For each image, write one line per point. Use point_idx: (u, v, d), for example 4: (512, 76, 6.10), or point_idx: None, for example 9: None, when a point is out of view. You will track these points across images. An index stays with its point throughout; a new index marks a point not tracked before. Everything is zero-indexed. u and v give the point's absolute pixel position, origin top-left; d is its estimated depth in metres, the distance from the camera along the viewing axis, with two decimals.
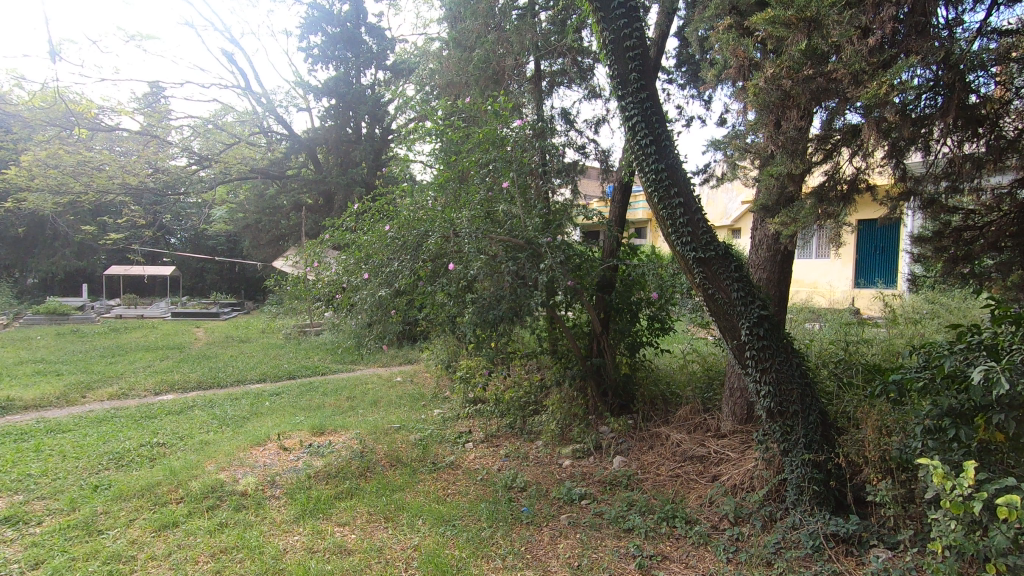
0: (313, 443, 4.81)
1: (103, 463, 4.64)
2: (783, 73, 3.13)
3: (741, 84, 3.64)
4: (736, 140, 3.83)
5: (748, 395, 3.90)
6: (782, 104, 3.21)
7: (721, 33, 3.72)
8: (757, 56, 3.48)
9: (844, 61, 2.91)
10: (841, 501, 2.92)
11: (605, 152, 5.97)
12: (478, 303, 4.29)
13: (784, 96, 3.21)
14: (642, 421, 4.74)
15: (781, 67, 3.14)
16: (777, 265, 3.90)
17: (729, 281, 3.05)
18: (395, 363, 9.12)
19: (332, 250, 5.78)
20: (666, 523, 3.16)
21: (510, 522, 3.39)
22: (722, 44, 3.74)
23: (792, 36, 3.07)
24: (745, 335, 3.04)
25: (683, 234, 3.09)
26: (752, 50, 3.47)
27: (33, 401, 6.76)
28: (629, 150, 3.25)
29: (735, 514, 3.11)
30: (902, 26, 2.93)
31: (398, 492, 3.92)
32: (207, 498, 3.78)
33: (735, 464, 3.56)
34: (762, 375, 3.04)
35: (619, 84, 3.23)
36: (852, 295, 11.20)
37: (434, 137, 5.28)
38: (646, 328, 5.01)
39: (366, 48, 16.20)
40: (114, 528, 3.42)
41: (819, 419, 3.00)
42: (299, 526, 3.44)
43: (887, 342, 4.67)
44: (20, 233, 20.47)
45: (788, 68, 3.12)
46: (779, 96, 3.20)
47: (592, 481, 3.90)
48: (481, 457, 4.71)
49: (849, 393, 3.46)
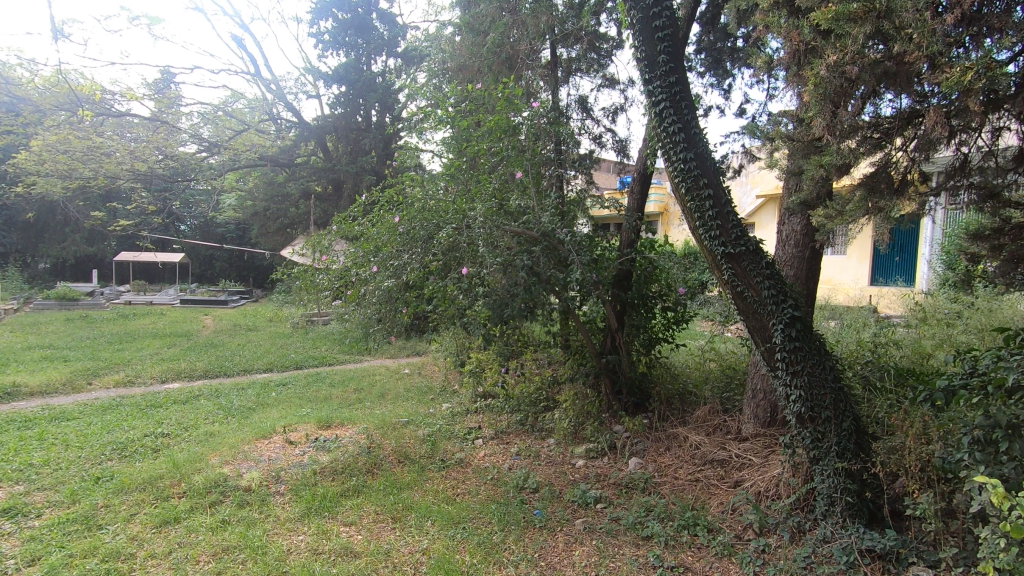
0: (319, 436, 4.70)
1: (106, 453, 4.56)
2: (848, 59, 2.89)
3: (791, 71, 3.40)
4: (778, 131, 3.61)
5: (772, 397, 3.74)
6: (845, 93, 2.98)
7: (767, 15, 3.49)
8: (810, 40, 3.24)
9: (916, 46, 2.68)
10: (876, 513, 2.76)
11: (621, 142, 5.77)
12: (493, 298, 4.14)
13: (846, 84, 2.97)
14: (657, 421, 4.58)
15: (845, 53, 2.91)
16: (806, 262, 3.73)
17: (760, 278, 2.87)
18: (403, 355, 9.02)
19: (341, 240, 5.64)
20: (687, 532, 3.01)
21: (522, 525, 3.26)
22: (768, 26, 3.51)
23: (854, 16, 2.83)
24: (776, 336, 2.86)
25: (712, 228, 2.91)
26: (805, 33, 3.24)
27: (39, 387, 6.72)
28: (656, 138, 3.06)
29: (761, 524, 2.94)
30: (981, 7, 2.69)
31: (406, 491, 3.80)
32: (210, 493, 3.67)
33: (758, 471, 3.39)
34: (793, 379, 2.87)
35: (646, 67, 3.04)
36: (870, 292, 10.95)
37: (446, 124, 5.09)
38: (664, 324, 4.86)
39: (377, 35, 15.93)
40: (114, 523, 3.33)
41: (852, 425, 2.83)
42: (304, 524, 3.33)
43: (918, 344, 4.48)
44: (31, 219, 20.57)
45: (852, 54, 2.89)
46: (841, 85, 2.97)
47: (608, 484, 3.76)
48: (491, 454, 4.58)
49: (882, 398, 3.29)
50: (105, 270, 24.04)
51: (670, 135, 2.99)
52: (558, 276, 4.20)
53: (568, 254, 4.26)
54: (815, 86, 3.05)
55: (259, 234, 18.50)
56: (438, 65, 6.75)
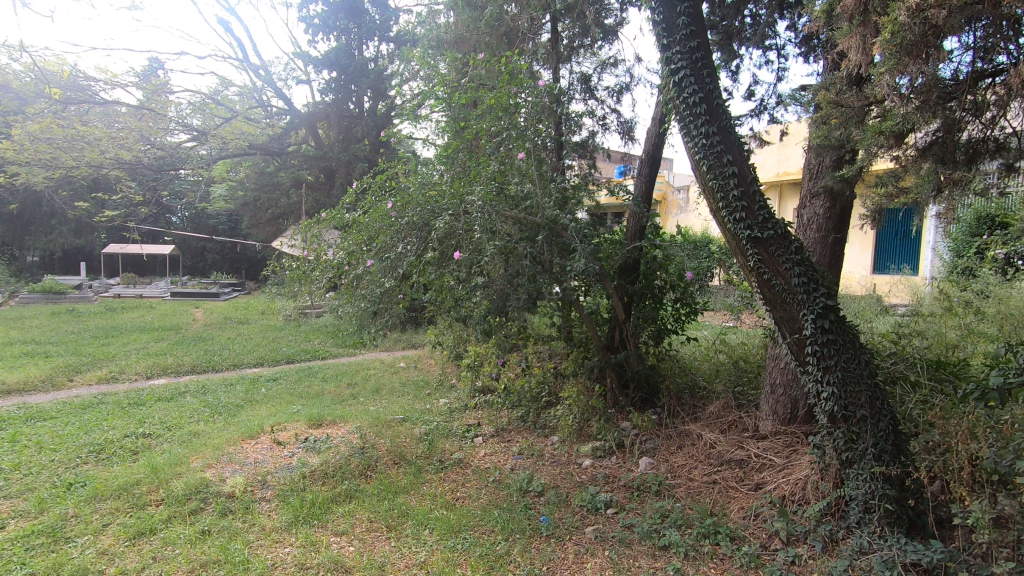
0: (310, 436, 4.43)
1: (81, 456, 4.28)
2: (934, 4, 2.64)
3: (846, 26, 3.14)
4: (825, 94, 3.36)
5: (793, 392, 3.52)
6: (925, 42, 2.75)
7: None
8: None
9: None
10: (916, 521, 2.52)
11: (626, 124, 5.48)
12: (494, 288, 3.86)
13: (922, 35, 2.73)
14: (667, 417, 4.35)
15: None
16: (830, 248, 3.53)
17: (789, 264, 2.61)
18: (398, 348, 8.75)
19: (331, 229, 5.33)
20: (708, 541, 2.77)
21: (528, 534, 3.01)
22: None
23: None
24: (807, 327, 2.61)
25: (736, 210, 2.65)
26: None
27: (17, 385, 6.42)
28: (675, 110, 2.79)
29: (788, 532, 2.70)
30: None
31: (402, 496, 3.54)
32: (190, 501, 3.40)
33: (781, 473, 3.15)
34: (825, 375, 2.62)
35: (665, 32, 2.76)
36: (874, 281, 10.76)
37: (441, 104, 4.78)
38: (673, 315, 4.57)
39: (370, 19, 15.47)
40: (84, 536, 3.06)
41: (890, 425, 2.58)
42: (291, 535, 3.07)
43: (941, 333, 4.27)
44: (15, 211, 20.07)
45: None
46: (918, 35, 2.72)
47: (617, 486, 3.52)
48: (492, 454, 4.34)
49: (917, 394, 3.05)
50: (93, 262, 23.59)
51: (690, 106, 2.72)
52: (565, 263, 3.94)
53: (574, 242, 4.00)
54: (884, 36, 2.79)
55: (250, 225, 18.12)
56: (431, 45, 6.40)
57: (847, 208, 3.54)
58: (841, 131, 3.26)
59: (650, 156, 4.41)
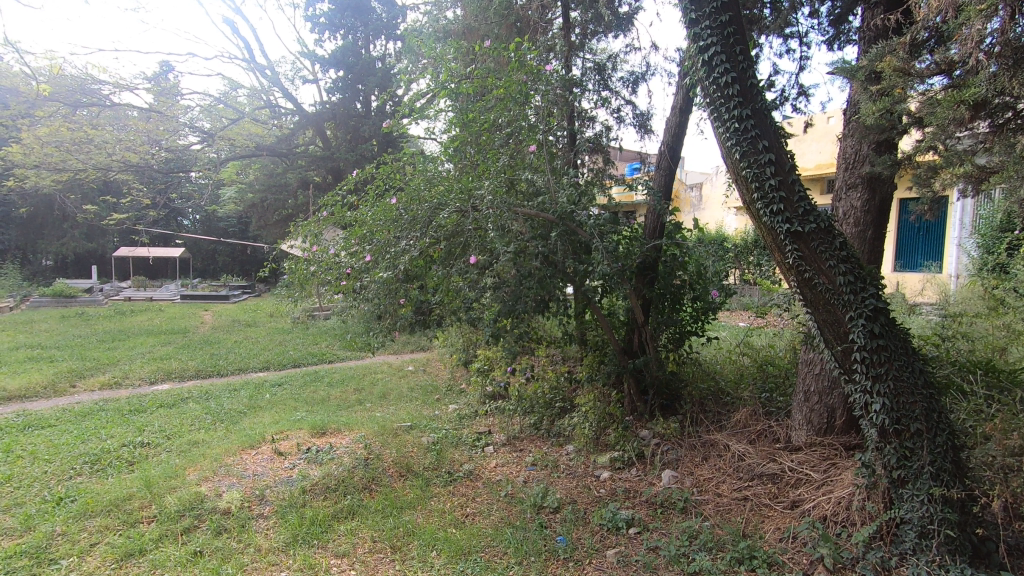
0: (312, 446, 4.22)
1: (75, 467, 4.10)
2: None
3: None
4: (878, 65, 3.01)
5: (829, 400, 3.25)
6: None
7: None
8: None
9: None
10: (981, 549, 2.25)
11: (642, 116, 5.21)
12: (505, 288, 3.63)
13: None
14: (689, 425, 4.08)
15: None
16: (869, 244, 3.27)
17: (833, 262, 2.35)
18: (406, 351, 8.56)
19: (333, 227, 5.12)
20: (743, 568, 2.51)
21: (544, 557, 2.77)
22: None
23: None
24: (854, 331, 2.34)
25: (773, 202, 2.39)
26: None
27: (18, 391, 6.29)
28: (704, 92, 2.53)
29: (833, 559, 2.43)
30: None
31: (408, 512, 3.32)
32: (183, 518, 3.20)
33: (820, 490, 2.89)
34: (874, 384, 2.36)
35: (693, 5, 2.50)
36: (897, 278, 10.38)
37: (446, 95, 4.55)
38: (693, 317, 4.29)
39: (376, 17, 15.34)
40: (69, 558, 2.86)
41: (949, 441, 2.31)
42: (288, 556, 2.86)
43: (988, 334, 3.96)
44: (27, 215, 20.18)
45: None
46: None
47: (639, 502, 3.26)
48: (504, 465, 4.10)
49: (971, 404, 2.77)
50: (105, 266, 23.67)
51: (720, 87, 2.46)
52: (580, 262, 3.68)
53: (590, 239, 3.74)
54: None
55: (258, 227, 18.06)
56: (435, 36, 6.17)
57: (886, 200, 3.28)
58: (894, 109, 2.93)
59: (669, 149, 4.13)
